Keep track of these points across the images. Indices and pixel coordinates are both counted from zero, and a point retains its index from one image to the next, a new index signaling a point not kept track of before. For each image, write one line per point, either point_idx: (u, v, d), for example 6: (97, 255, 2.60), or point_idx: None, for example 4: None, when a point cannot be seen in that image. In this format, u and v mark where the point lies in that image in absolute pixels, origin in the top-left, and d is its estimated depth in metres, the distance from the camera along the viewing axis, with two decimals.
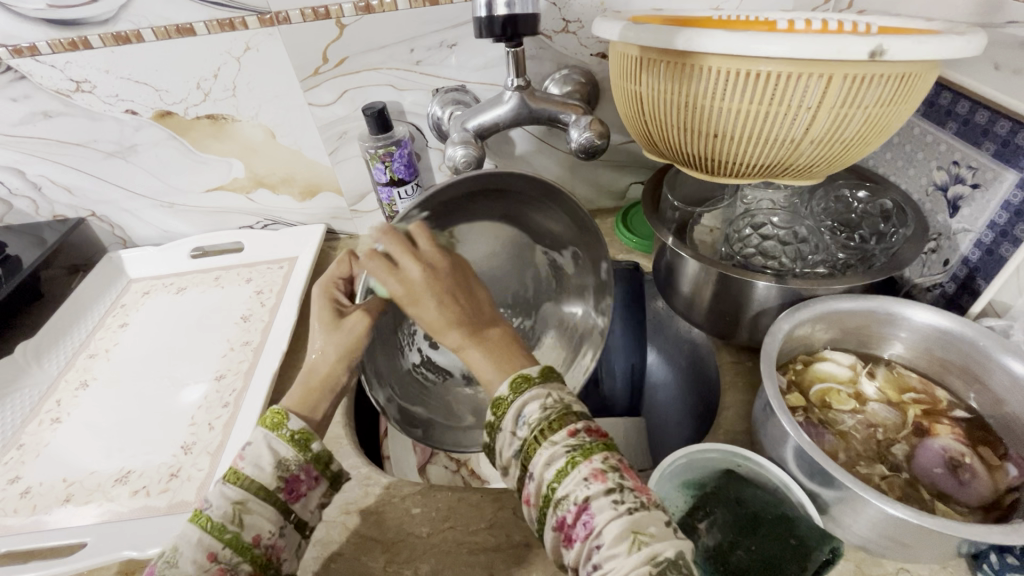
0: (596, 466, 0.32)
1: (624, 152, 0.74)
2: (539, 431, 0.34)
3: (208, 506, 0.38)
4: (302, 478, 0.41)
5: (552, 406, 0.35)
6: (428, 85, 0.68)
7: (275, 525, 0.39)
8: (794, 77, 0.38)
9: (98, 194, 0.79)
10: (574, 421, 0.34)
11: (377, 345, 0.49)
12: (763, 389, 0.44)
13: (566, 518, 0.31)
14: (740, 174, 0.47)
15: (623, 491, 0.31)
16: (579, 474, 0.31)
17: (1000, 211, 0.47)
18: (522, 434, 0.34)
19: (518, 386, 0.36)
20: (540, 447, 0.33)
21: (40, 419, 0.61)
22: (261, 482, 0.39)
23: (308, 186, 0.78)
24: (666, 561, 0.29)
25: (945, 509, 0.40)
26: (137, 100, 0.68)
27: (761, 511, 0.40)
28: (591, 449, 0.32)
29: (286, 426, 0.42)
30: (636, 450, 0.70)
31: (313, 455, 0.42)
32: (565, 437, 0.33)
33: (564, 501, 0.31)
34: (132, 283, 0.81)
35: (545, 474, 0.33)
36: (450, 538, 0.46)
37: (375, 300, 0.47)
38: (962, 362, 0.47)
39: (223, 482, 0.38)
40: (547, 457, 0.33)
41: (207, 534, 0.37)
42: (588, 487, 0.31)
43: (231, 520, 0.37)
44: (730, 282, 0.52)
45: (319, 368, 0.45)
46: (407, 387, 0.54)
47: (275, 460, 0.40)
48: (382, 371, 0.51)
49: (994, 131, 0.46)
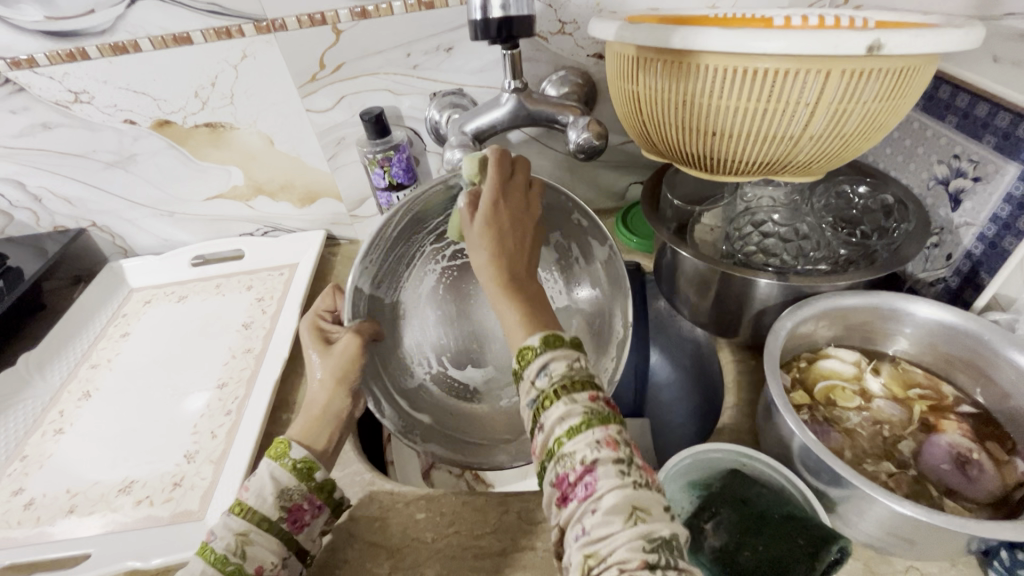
0: (610, 434, 0.31)
1: (624, 153, 0.74)
2: (559, 387, 0.33)
3: (213, 536, 0.39)
4: (305, 507, 0.42)
5: (578, 369, 0.34)
6: (425, 88, 0.68)
7: (278, 556, 0.39)
8: (792, 73, 0.38)
9: (99, 205, 0.79)
10: (597, 390, 0.34)
11: (376, 369, 0.50)
12: (768, 388, 0.43)
13: (567, 475, 0.31)
14: (741, 172, 0.47)
15: (631, 466, 0.30)
16: (591, 436, 0.31)
17: (1003, 204, 0.46)
18: (540, 385, 0.34)
19: (549, 343, 0.35)
20: (557, 401, 0.33)
21: (43, 431, 0.61)
22: (263, 513, 0.40)
23: (307, 192, 0.78)
24: (660, 539, 0.28)
25: (954, 506, 0.40)
26: (136, 111, 0.68)
27: (768, 510, 0.40)
28: (607, 418, 0.32)
29: (289, 455, 0.43)
30: (642, 450, 0.69)
31: (317, 484, 0.43)
32: (585, 399, 0.33)
33: (569, 457, 0.31)
34: (134, 292, 0.81)
35: (556, 428, 0.32)
36: (454, 543, 0.46)
37: (367, 323, 0.49)
38: (969, 358, 0.46)
39: (227, 514, 0.40)
40: (561, 412, 0.32)
41: (211, 565, 0.37)
42: (598, 450, 0.30)
43: (233, 550, 0.38)
44: (733, 281, 0.52)
45: (320, 399, 0.48)
46: (413, 401, 0.53)
47: (276, 491, 0.41)
48: (385, 379, 0.51)
49: (994, 124, 0.46)
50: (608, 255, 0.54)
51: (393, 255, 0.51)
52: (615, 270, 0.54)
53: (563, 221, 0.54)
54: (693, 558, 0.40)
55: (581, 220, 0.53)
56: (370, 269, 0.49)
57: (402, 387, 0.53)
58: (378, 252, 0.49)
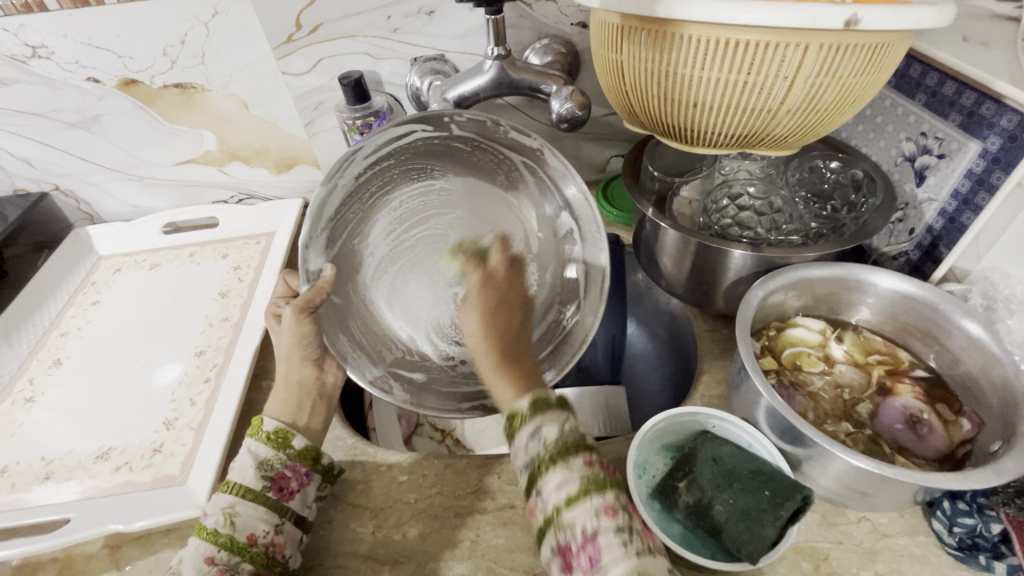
0: (609, 502, 0.33)
1: (606, 125, 0.74)
2: (554, 453, 0.35)
3: (205, 514, 0.40)
4: (289, 475, 0.43)
5: (569, 431, 0.36)
6: (405, 53, 0.66)
7: (269, 524, 0.41)
8: (773, 46, 0.38)
9: (62, 167, 0.75)
10: (589, 451, 0.35)
11: (358, 339, 0.52)
12: (738, 353, 0.45)
13: (570, 545, 0.32)
14: (720, 144, 0.47)
15: (631, 532, 0.32)
16: (591, 506, 0.33)
17: (964, 179, 0.49)
18: (534, 450, 0.35)
19: (537, 407, 0.37)
20: (554, 468, 0.34)
21: (13, 399, 0.60)
22: (246, 485, 0.42)
23: (284, 158, 0.76)
24: None
25: (904, 462, 0.43)
26: (99, 68, 0.65)
27: (737, 466, 0.41)
28: (604, 483, 0.34)
29: (262, 429, 0.45)
30: (617, 416, 0.70)
31: (296, 452, 0.44)
32: (580, 464, 0.34)
33: (569, 527, 0.33)
34: (103, 260, 0.78)
35: (553, 496, 0.34)
36: (437, 503, 0.47)
37: (314, 288, 0.48)
38: (926, 326, 0.49)
39: (217, 492, 0.41)
40: (558, 480, 0.34)
41: (204, 539, 0.39)
42: (598, 519, 0.32)
43: (223, 523, 0.40)
44: (708, 251, 0.53)
45: (282, 369, 0.51)
46: (405, 364, 0.54)
47: (256, 463, 0.43)
48: (368, 352, 0.52)
49: (960, 102, 0.48)
50: (562, 170, 0.53)
51: (333, 234, 0.51)
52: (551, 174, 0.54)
53: (499, 148, 0.53)
54: (668, 515, 0.43)
55: (516, 137, 0.51)
56: (320, 246, 0.49)
57: (386, 358, 0.53)
58: (322, 230, 0.49)
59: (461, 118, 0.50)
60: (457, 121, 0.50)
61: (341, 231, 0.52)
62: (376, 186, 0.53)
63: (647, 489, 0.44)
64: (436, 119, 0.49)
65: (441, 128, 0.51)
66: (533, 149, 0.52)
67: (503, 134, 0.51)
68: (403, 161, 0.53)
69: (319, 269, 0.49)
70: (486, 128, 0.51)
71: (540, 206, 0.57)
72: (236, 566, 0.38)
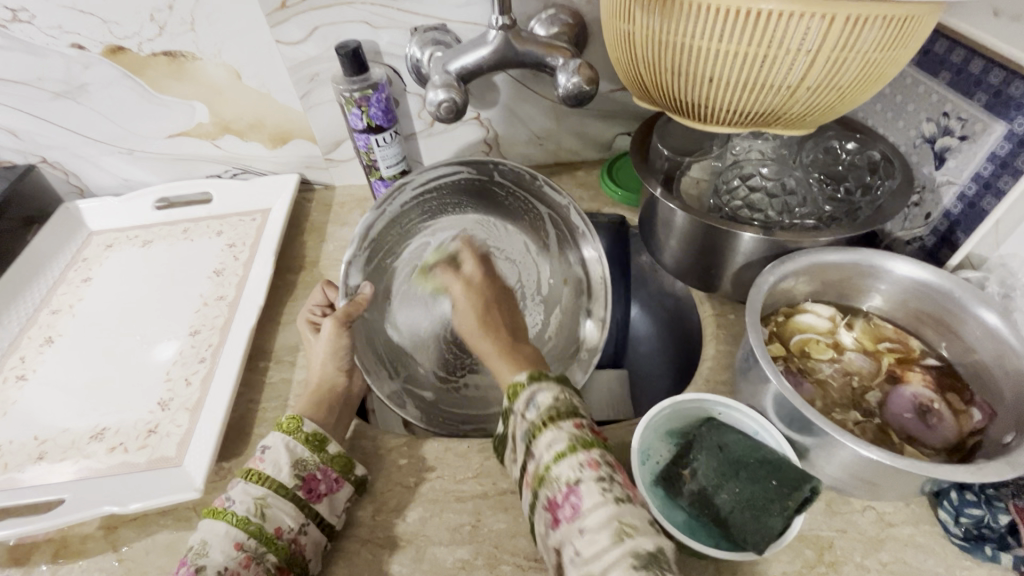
0: (593, 457, 0.36)
1: (613, 101, 0.71)
2: (546, 416, 0.39)
3: (231, 502, 0.40)
4: (320, 477, 0.43)
5: (563, 400, 0.40)
6: (405, 22, 0.63)
7: (296, 521, 0.40)
8: (795, 17, 0.36)
9: (49, 139, 0.73)
10: (580, 417, 0.39)
11: (380, 355, 0.58)
12: (747, 339, 0.44)
13: (556, 497, 0.36)
14: (733, 123, 0.45)
15: (612, 482, 0.35)
16: (575, 460, 0.36)
17: (987, 162, 0.47)
18: (530, 417, 0.40)
19: (534, 377, 0.42)
20: (545, 429, 0.38)
21: (5, 377, 0.59)
22: (280, 481, 0.41)
23: (279, 132, 0.74)
24: (648, 556, 0.32)
25: (913, 451, 0.43)
26: (84, 34, 0.62)
27: (745, 455, 0.41)
28: (591, 443, 0.37)
29: (301, 429, 0.44)
30: (619, 400, 0.73)
31: (329, 457, 0.44)
32: (571, 426, 0.38)
33: (556, 481, 0.36)
34: (95, 235, 0.76)
35: (544, 454, 0.37)
36: (437, 487, 0.46)
37: (352, 304, 0.53)
38: (939, 314, 0.48)
39: (244, 481, 0.41)
40: (550, 439, 0.38)
41: (233, 526, 0.38)
42: (581, 471, 0.36)
43: (254, 513, 0.39)
44: (716, 234, 0.52)
45: (315, 377, 0.51)
46: (417, 382, 0.61)
47: (292, 460, 0.43)
48: (387, 367, 0.58)
49: (987, 81, 0.46)
50: (582, 225, 0.61)
51: (375, 253, 0.59)
52: (571, 224, 0.62)
53: (533, 200, 0.62)
54: (672, 501, 0.42)
55: (550, 193, 0.60)
56: (361, 267, 0.57)
57: (403, 374, 0.60)
58: (364, 251, 0.57)
59: (506, 172, 0.61)
60: (500, 169, 0.60)
61: (380, 249, 0.59)
62: (419, 212, 0.62)
63: (650, 475, 0.43)
64: (486, 172, 0.60)
65: (485, 172, 0.60)
66: (561, 206, 0.61)
67: (539, 189, 0.61)
68: (444, 195, 0.62)
69: (357, 286, 0.56)
70: (523, 180, 0.61)
71: (557, 255, 0.65)
72: (262, 556, 0.38)
